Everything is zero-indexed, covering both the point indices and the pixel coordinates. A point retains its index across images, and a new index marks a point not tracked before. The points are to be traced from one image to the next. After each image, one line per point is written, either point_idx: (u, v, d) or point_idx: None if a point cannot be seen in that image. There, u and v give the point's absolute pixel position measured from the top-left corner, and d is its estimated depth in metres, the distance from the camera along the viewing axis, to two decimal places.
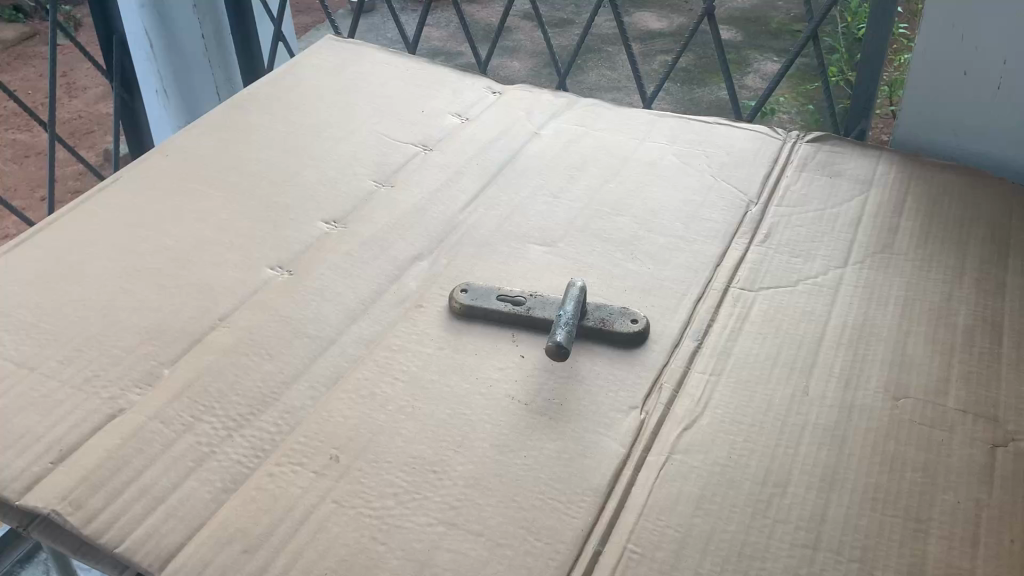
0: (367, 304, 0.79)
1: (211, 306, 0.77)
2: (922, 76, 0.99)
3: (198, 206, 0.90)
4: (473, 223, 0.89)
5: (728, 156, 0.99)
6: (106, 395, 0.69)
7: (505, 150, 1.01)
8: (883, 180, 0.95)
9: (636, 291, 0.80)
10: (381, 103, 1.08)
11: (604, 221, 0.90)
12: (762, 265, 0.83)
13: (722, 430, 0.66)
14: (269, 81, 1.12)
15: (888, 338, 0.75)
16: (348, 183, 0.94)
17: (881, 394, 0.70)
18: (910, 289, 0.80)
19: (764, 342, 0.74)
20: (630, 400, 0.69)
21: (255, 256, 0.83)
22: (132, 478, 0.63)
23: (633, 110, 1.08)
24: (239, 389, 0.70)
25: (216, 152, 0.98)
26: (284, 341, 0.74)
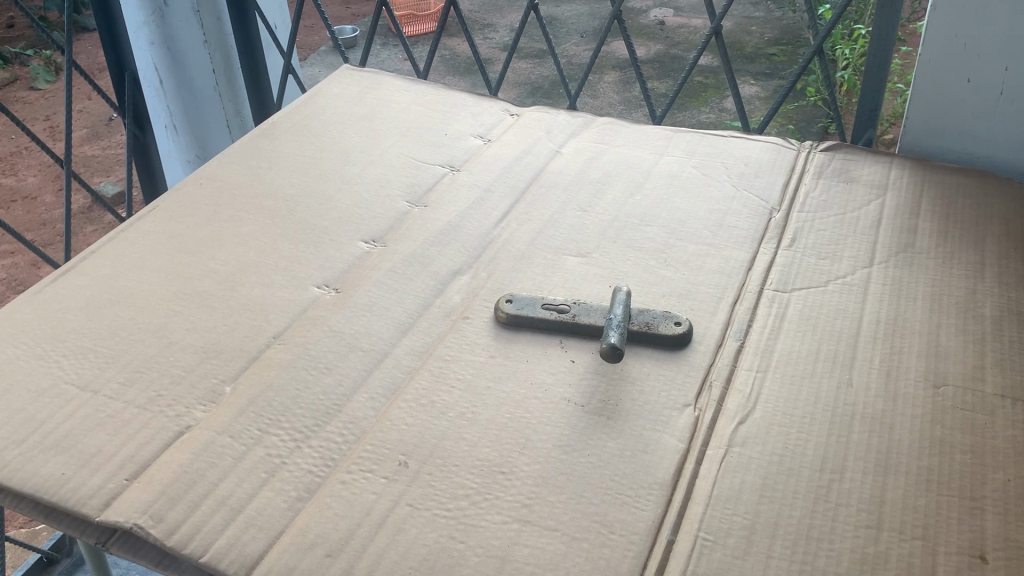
0: (416, 317, 0.81)
1: (264, 324, 0.79)
2: (927, 86, 1.03)
3: (237, 231, 0.92)
4: (509, 237, 0.92)
5: (746, 167, 1.03)
6: (172, 413, 0.71)
7: (531, 168, 1.04)
8: (897, 184, 0.99)
9: (675, 295, 0.83)
10: (405, 128, 1.11)
11: (635, 232, 0.92)
12: (792, 268, 0.87)
13: (775, 423, 0.69)
14: (292, 109, 1.15)
15: (921, 331, 0.78)
16: (382, 203, 0.96)
17: (921, 383, 0.72)
18: (935, 284, 0.84)
19: (804, 339, 0.77)
20: (682, 398, 0.72)
21: (301, 276, 0.85)
22: (208, 490, 0.64)
23: (649, 127, 1.12)
24: (302, 401, 0.72)
25: (248, 179, 1.00)
26: (340, 354, 0.76)
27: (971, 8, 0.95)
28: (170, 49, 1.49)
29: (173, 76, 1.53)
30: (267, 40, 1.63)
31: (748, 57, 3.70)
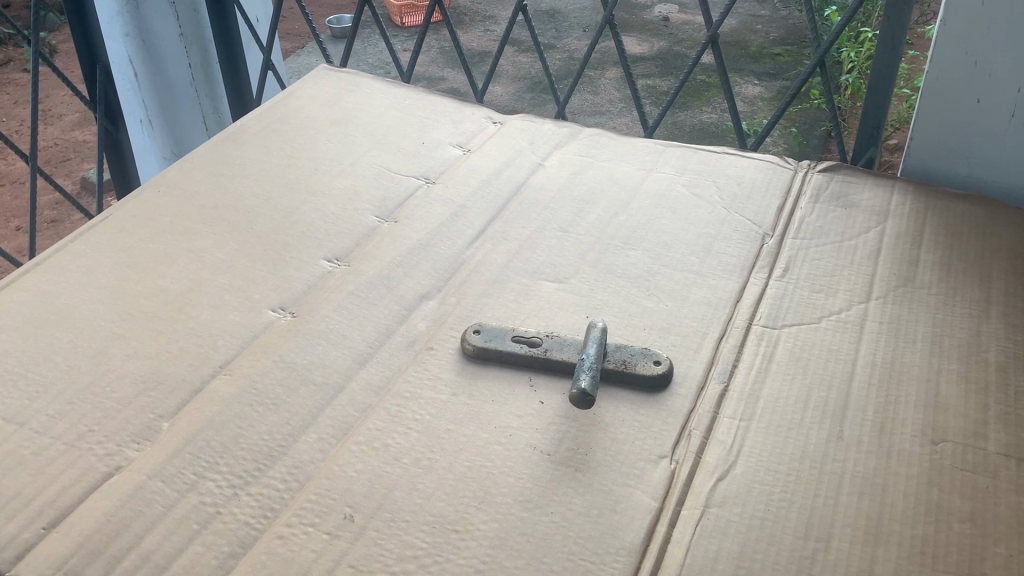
0: (376, 347, 0.75)
1: (211, 352, 0.73)
2: (933, 105, 0.97)
3: (192, 245, 0.86)
4: (482, 258, 0.86)
5: (739, 187, 0.97)
6: (102, 451, 0.65)
7: (510, 182, 0.98)
8: (899, 210, 0.93)
9: (656, 329, 0.77)
10: (380, 135, 1.05)
11: (617, 256, 0.87)
12: (783, 301, 0.81)
13: (758, 481, 0.63)
14: (263, 112, 1.09)
15: (919, 378, 0.72)
16: (349, 218, 0.90)
17: (918, 438, 0.67)
18: (936, 324, 0.78)
19: (793, 384, 0.71)
20: (658, 449, 0.66)
21: (256, 298, 0.79)
22: (132, 544, 0.59)
23: (638, 139, 1.06)
24: (244, 442, 0.66)
25: (209, 187, 0.94)
26: (290, 389, 0.70)
27: (984, 24, 0.89)
28: (144, 40, 1.42)
29: (148, 69, 1.46)
30: (247, 34, 1.57)
31: (752, 56, 3.63)
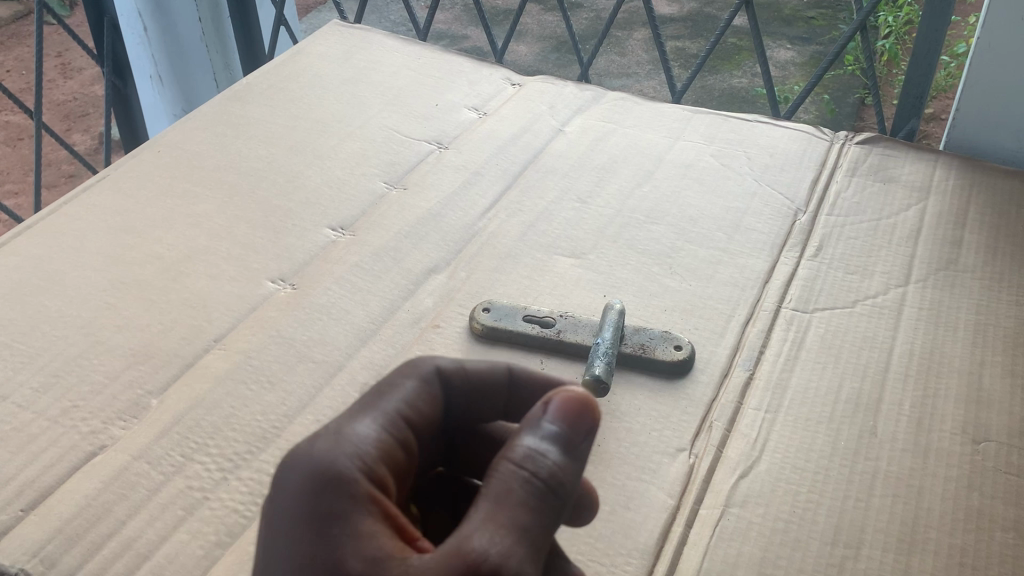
0: (380, 324, 0.71)
1: (205, 325, 0.69)
2: (982, 74, 0.91)
3: (190, 210, 0.81)
4: (495, 231, 0.82)
5: (771, 158, 0.91)
6: (86, 429, 0.61)
7: (527, 149, 0.93)
8: (942, 186, 0.87)
9: (678, 312, 0.73)
10: (392, 96, 1.00)
11: (639, 230, 0.82)
12: (815, 283, 0.76)
13: (782, 479, 0.59)
14: (270, 68, 1.04)
15: (961, 370, 0.67)
16: (356, 185, 0.86)
17: (958, 437, 0.62)
18: (980, 312, 0.72)
19: (824, 374, 0.67)
20: (675, 442, 0.61)
21: (254, 268, 0.75)
22: (113, 530, 0.55)
23: (664, 105, 1.00)
24: (236, 423, 0.62)
25: (211, 149, 0.90)
26: (287, 366, 0.66)
27: None
28: None
29: (157, 23, 1.42)
30: None
31: (785, 19, 3.51)
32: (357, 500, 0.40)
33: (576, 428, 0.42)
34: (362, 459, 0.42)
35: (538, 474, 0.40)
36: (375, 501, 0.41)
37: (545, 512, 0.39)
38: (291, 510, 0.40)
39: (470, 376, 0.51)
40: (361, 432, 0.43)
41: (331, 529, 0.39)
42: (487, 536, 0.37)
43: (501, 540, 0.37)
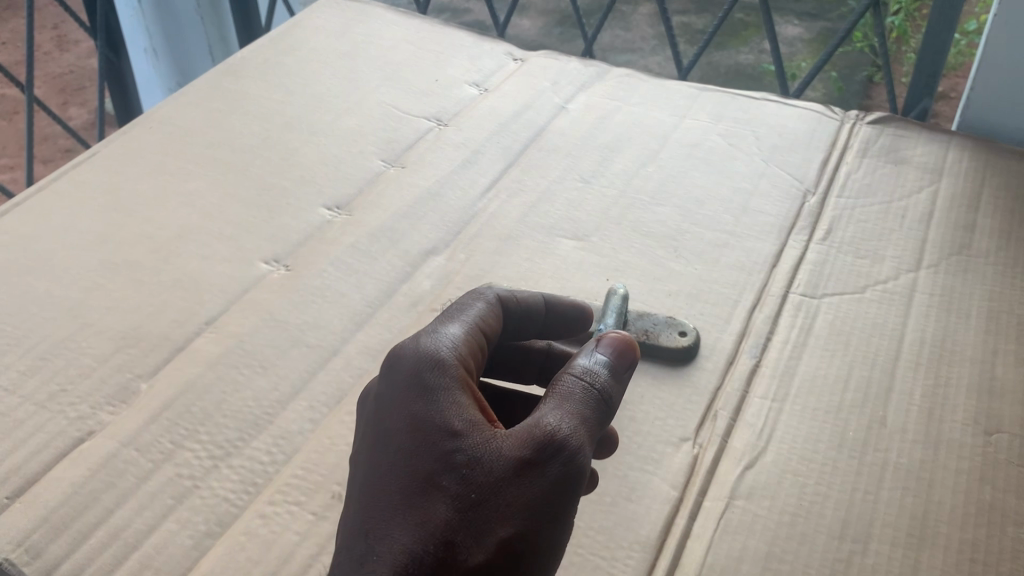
0: (376, 307, 0.69)
1: (196, 308, 0.68)
2: (998, 52, 0.88)
3: (183, 188, 0.79)
4: (495, 212, 0.80)
5: (780, 137, 0.89)
6: (73, 414, 0.60)
7: (529, 126, 0.90)
8: (954, 168, 0.84)
9: (683, 296, 0.71)
10: (391, 71, 0.98)
11: (644, 212, 0.80)
12: (824, 267, 0.74)
13: (789, 471, 0.57)
14: (266, 41, 1.02)
15: (974, 359, 0.65)
16: (353, 163, 0.84)
17: (970, 428, 0.60)
18: (993, 299, 0.71)
19: (832, 362, 0.65)
20: (679, 431, 0.60)
21: (248, 248, 0.73)
22: (100, 519, 0.54)
23: (670, 82, 0.97)
24: (227, 408, 0.61)
25: (205, 125, 0.88)
26: (280, 350, 0.65)
27: None
28: None
29: None
30: None
31: None
32: (450, 382, 0.46)
33: (625, 356, 0.49)
34: (458, 349, 0.48)
35: (596, 380, 0.47)
36: (465, 385, 0.46)
37: (602, 413, 0.46)
38: (390, 388, 0.46)
39: (530, 301, 0.56)
40: (450, 331, 0.49)
41: (427, 400, 0.45)
42: (557, 414, 0.44)
43: (570, 423, 0.44)
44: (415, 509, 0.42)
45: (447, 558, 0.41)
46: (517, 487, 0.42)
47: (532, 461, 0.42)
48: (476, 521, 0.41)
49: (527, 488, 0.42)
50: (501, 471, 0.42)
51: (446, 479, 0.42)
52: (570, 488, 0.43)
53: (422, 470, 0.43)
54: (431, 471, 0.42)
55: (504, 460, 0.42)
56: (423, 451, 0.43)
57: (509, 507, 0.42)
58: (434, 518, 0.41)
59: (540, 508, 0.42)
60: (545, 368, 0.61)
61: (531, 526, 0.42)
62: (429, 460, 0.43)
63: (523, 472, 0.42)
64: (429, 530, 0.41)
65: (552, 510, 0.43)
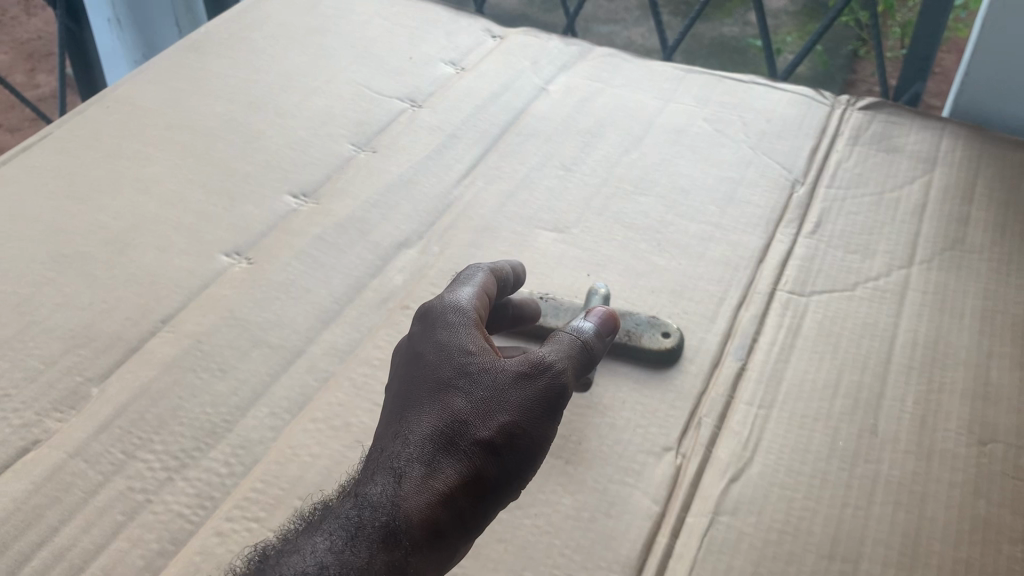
0: (344, 304, 0.66)
1: (152, 304, 0.64)
2: (994, 35, 0.84)
3: (140, 173, 0.75)
4: (471, 201, 0.76)
5: (768, 123, 0.86)
6: (18, 422, 0.56)
7: (508, 109, 0.86)
8: (948, 158, 0.82)
9: (667, 293, 0.68)
10: (363, 48, 0.93)
11: (627, 201, 0.76)
12: (813, 263, 0.71)
13: (776, 484, 0.54)
14: (231, 15, 0.97)
15: (968, 362, 0.63)
16: (321, 146, 0.80)
17: (964, 437, 0.57)
18: (988, 298, 0.68)
19: (821, 365, 0.62)
20: (661, 440, 0.57)
21: (208, 240, 0.69)
22: (45, 537, 0.50)
23: (656, 62, 0.94)
24: (183, 415, 0.57)
25: (165, 104, 0.83)
26: (241, 351, 0.61)
27: None
28: None
29: None
30: None
31: None
32: (468, 318, 0.51)
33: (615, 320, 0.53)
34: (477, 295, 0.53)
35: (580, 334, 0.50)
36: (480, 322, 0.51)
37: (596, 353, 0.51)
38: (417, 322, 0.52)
39: (506, 267, 0.59)
40: (468, 284, 0.54)
41: (446, 328, 0.50)
42: (554, 347, 0.49)
43: (566, 352, 0.49)
44: (433, 401, 0.47)
45: (457, 436, 0.46)
46: (519, 387, 0.47)
47: (532, 370, 0.47)
48: (483, 411, 0.46)
49: (528, 389, 0.47)
50: (505, 380, 0.47)
51: (460, 380, 0.48)
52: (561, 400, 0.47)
53: (440, 374, 0.48)
54: (447, 377, 0.48)
55: (508, 372, 0.47)
56: (442, 361, 0.48)
57: (513, 401, 0.46)
58: (450, 407, 0.47)
59: (539, 407, 0.47)
60: (515, 318, 0.62)
61: (531, 421, 0.46)
62: (446, 367, 0.48)
63: (524, 377, 0.47)
64: (444, 415, 0.47)
65: (550, 411, 0.47)
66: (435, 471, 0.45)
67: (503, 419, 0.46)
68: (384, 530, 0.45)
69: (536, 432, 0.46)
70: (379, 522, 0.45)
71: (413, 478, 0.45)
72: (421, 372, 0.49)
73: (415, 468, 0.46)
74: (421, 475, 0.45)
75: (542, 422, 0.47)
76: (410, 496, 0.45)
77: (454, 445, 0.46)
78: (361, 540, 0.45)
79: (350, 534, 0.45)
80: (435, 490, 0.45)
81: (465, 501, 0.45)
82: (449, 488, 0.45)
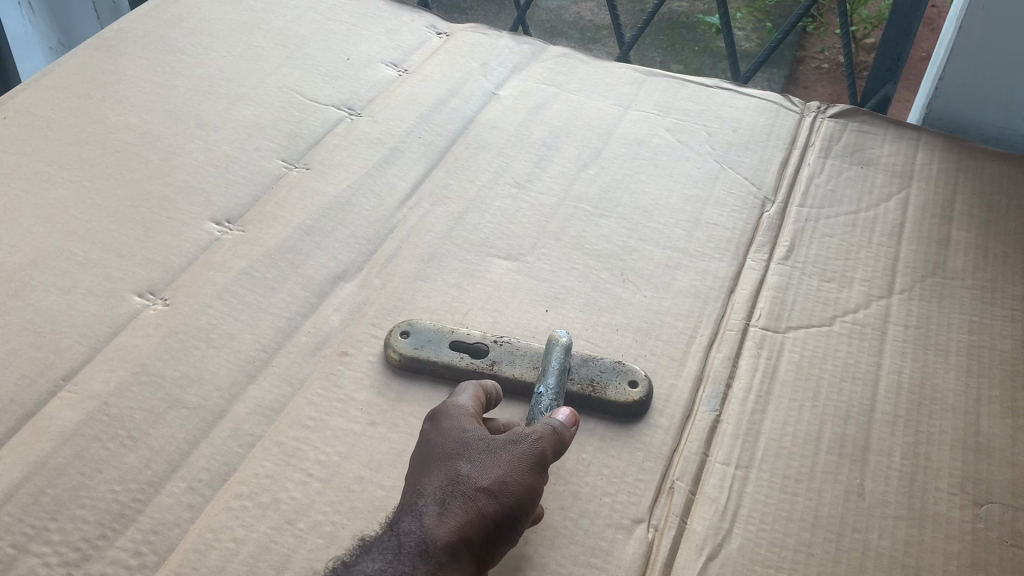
0: (272, 352, 0.58)
1: (51, 360, 0.56)
2: (971, 41, 0.79)
3: (40, 198, 0.66)
4: (416, 224, 0.69)
5: (735, 133, 0.80)
6: None
7: (456, 117, 0.79)
8: (924, 171, 0.77)
9: (632, 331, 0.62)
10: (294, 48, 0.85)
11: (586, 224, 0.70)
12: (788, 292, 0.65)
13: (758, 561, 0.49)
14: (147, 11, 0.88)
15: (956, 408, 0.58)
16: (247, 163, 0.72)
17: (957, 498, 0.53)
18: (973, 331, 0.63)
19: (801, 415, 0.57)
20: (631, 512, 0.51)
21: (117, 278, 0.61)
22: None
23: (614, 64, 0.87)
24: (86, 496, 0.49)
25: (71, 115, 0.74)
26: (154, 415, 0.54)
27: None
28: None
29: None
30: None
31: None
32: (474, 399, 0.53)
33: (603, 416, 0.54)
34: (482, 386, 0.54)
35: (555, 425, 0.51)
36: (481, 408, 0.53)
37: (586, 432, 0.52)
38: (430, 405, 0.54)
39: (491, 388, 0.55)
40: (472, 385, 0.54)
41: (453, 401, 0.52)
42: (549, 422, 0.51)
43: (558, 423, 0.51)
44: (443, 459, 0.49)
45: (464, 481, 0.47)
46: (517, 446, 0.49)
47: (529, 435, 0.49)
48: (485, 461, 0.48)
49: (525, 444, 0.49)
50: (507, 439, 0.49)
51: (464, 440, 0.49)
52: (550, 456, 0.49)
53: (441, 437, 0.50)
54: (454, 436, 0.50)
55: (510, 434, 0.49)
56: (443, 427, 0.50)
57: (511, 454, 0.48)
58: (457, 460, 0.49)
59: (536, 455, 0.48)
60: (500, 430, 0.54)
61: (533, 473, 0.48)
62: (448, 431, 0.50)
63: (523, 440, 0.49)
64: (450, 466, 0.48)
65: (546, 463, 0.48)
66: (449, 511, 0.46)
67: (507, 470, 0.47)
68: (412, 557, 0.45)
69: (537, 478, 0.48)
70: (406, 551, 0.45)
71: (428, 515, 0.46)
72: (426, 439, 0.51)
73: (430, 507, 0.47)
74: (436, 513, 0.46)
75: (540, 471, 0.48)
76: (429, 529, 0.46)
77: (464, 492, 0.47)
78: (395, 564, 0.45)
79: (388, 559, 0.45)
80: (449, 525, 0.46)
81: (477, 537, 0.46)
82: (461, 524, 0.46)
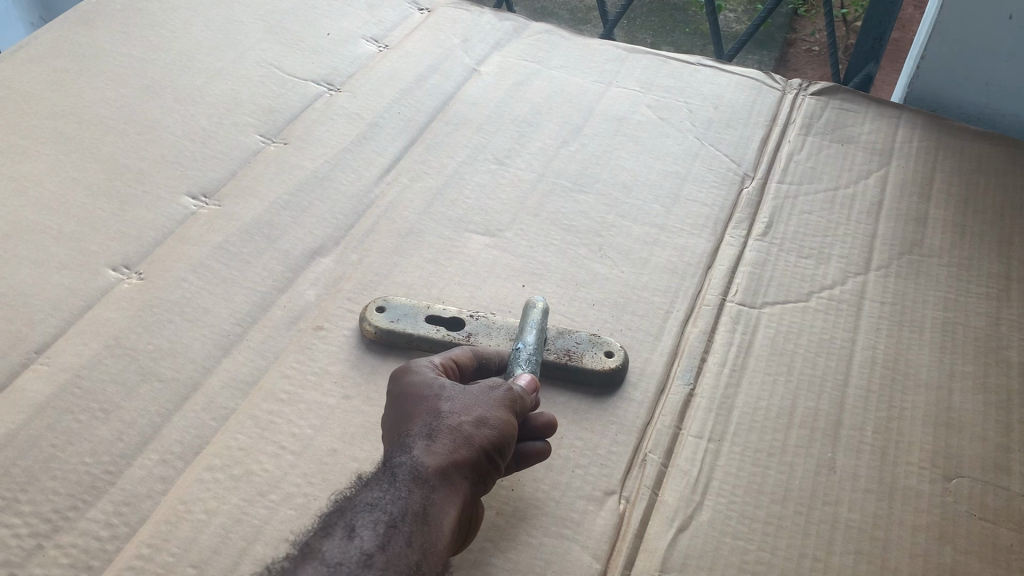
0: (247, 326, 0.58)
1: (23, 333, 0.56)
2: (951, 25, 0.79)
3: (14, 171, 0.66)
4: (395, 199, 0.69)
5: (716, 110, 0.80)
6: None
7: (436, 92, 0.79)
8: (904, 149, 0.77)
9: (609, 306, 0.62)
10: (274, 23, 0.85)
11: (564, 200, 0.70)
12: (764, 268, 0.66)
13: (728, 533, 0.49)
14: None
15: (929, 383, 0.58)
16: (225, 137, 0.71)
17: (927, 472, 0.53)
18: (948, 308, 0.63)
19: (776, 390, 0.57)
20: (603, 484, 0.51)
21: (92, 252, 0.61)
22: None
23: (595, 41, 0.87)
24: (58, 467, 0.49)
25: (47, 88, 0.74)
26: (127, 388, 0.54)
27: None
28: None
29: None
30: None
31: None
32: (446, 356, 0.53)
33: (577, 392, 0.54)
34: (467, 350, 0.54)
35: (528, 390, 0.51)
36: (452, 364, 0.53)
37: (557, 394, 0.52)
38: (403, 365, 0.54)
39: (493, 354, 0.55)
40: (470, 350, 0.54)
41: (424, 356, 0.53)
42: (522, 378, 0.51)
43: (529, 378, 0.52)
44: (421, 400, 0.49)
45: (446, 416, 0.48)
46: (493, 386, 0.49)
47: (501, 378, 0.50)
48: (464, 397, 0.49)
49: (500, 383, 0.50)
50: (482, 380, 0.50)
51: (441, 383, 0.50)
52: (526, 398, 0.50)
53: (417, 382, 0.50)
54: (430, 380, 0.50)
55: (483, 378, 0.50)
56: (417, 375, 0.51)
57: (487, 391, 0.49)
58: (436, 399, 0.49)
59: (513, 393, 0.49)
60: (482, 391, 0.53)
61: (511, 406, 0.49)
62: (423, 377, 0.50)
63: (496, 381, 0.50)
64: (430, 404, 0.48)
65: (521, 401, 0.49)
66: (436, 442, 0.47)
67: (487, 404, 0.48)
68: (407, 483, 0.45)
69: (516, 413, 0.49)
70: (401, 479, 0.45)
71: (416, 448, 0.46)
72: (400, 386, 0.51)
73: (418, 441, 0.47)
74: (424, 445, 0.46)
75: (518, 408, 0.49)
76: (421, 459, 0.46)
77: (448, 425, 0.47)
78: (392, 491, 0.45)
79: (384, 488, 0.45)
80: (438, 454, 0.46)
81: (466, 463, 0.46)
82: (450, 452, 0.46)
